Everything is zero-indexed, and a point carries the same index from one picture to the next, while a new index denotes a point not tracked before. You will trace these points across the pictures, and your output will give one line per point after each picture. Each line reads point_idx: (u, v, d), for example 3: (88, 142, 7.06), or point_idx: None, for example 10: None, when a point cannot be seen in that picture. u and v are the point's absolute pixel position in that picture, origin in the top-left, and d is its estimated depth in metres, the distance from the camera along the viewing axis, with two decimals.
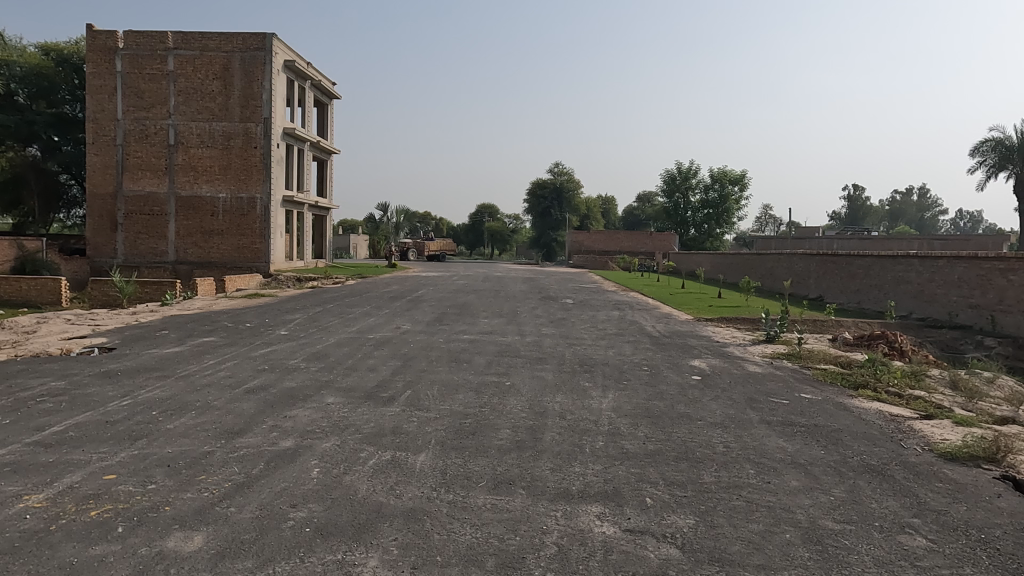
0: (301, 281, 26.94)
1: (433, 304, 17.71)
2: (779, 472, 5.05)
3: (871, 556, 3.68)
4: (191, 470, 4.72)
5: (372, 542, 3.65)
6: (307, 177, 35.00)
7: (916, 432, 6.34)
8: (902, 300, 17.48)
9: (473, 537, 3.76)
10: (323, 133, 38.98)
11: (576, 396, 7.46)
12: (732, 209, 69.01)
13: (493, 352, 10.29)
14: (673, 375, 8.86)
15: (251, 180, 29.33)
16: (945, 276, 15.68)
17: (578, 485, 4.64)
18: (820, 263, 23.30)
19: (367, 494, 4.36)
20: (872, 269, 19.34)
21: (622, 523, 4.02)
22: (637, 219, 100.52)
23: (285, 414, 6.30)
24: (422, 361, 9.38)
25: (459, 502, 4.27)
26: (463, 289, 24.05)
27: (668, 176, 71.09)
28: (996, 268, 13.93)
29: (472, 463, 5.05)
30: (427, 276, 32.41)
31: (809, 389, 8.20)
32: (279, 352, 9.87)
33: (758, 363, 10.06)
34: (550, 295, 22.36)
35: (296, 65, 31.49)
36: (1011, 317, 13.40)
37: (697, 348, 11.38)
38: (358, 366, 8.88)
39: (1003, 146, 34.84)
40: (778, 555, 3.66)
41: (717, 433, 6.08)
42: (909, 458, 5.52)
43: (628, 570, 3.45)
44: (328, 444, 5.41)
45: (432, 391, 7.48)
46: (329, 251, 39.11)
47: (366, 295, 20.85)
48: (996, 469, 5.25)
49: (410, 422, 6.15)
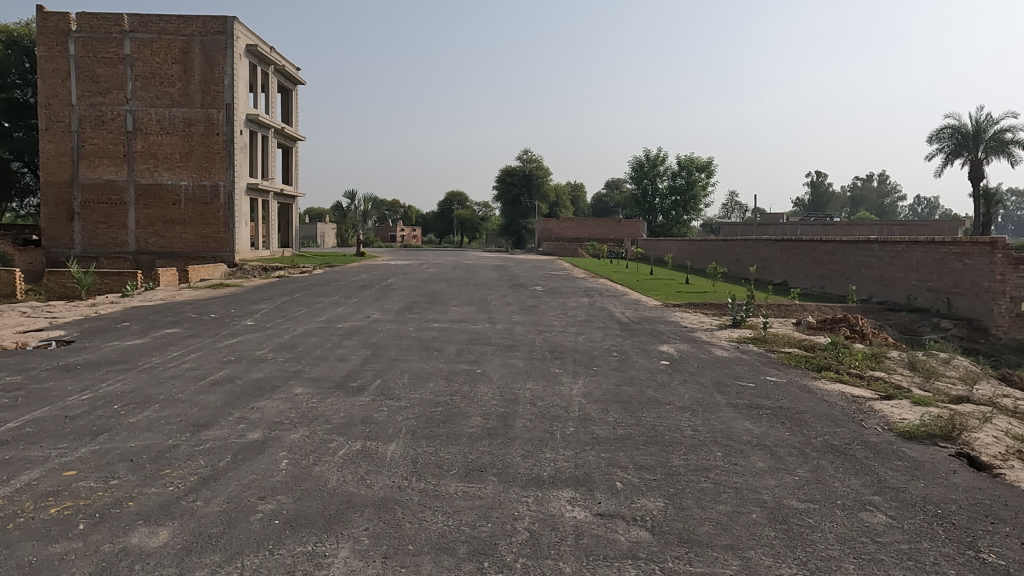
0: (268, 271, 26.47)
1: (403, 293, 17.61)
2: (745, 454, 5.15)
3: (834, 534, 3.78)
4: (155, 464, 4.61)
5: (343, 533, 3.63)
6: (272, 165, 34.40)
7: (876, 412, 6.53)
8: (864, 284, 17.90)
9: (445, 525, 3.76)
10: (287, 119, 38.24)
11: (546, 381, 7.52)
12: (699, 195, 69.82)
13: (464, 340, 10.27)
14: (642, 360, 8.94)
15: (214, 168, 28.73)
16: (905, 261, 16.05)
17: (550, 470, 4.66)
18: (785, 249, 23.72)
19: (337, 484, 4.33)
20: (835, 253, 19.71)
21: (593, 507, 4.06)
22: (605, 205, 100.89)
23: (253, 406, 6.20)
24: (393, 350, 9.30)
25: (430, 490, 4.25)
26: (432, 277, 23.90)
27: (636, 163, 71.60)
28: (952, 253, 14.34)
29: (443, 450, 5.05)
30: (395, 264, 32.18)
31: (774, 372, 8.41)
32: (246, 343, 9.70)
33: (724, 347, 10.24)
34: (521, 283, 22.31)
35: (259, 49, 30.87)
36: (966, 299, 13.82)
37: (666, 334, 11.50)
38: (327, 356, 8.77)
39: (959, 133, 35.80)
40: (745, 535, 3.73)
41: (685, 416, 6.19)
42: (870, 438, 5.67)
43: (600, 553, 3.48)
44: (297, 436, 5.33)
45: (403, 380, 7.45)
46: (296, 240, 38.55)
47: (334, 284, 20.55)
48: (952, 446, 5.44)
49: (381, 411, 6.12)
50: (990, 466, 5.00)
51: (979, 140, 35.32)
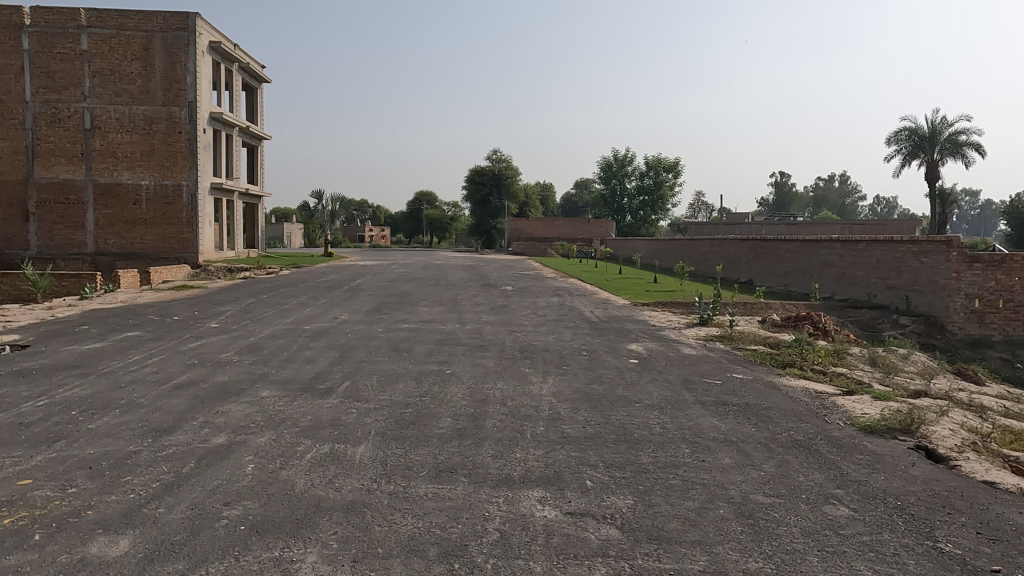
0: (233, 272, 26.00)
1: (371, 293, 17.47)
2: (713, 450, 5.22)
3: (798, 527, 3.85)
4: (116, 471, 4.49)
5: (311, 537, 3.58)
6: (237, 164, 33.79)
7: (839, 407, 6.68)
8: (826, 282, 18.31)
9: (415, 527, 3.73)
10: (252, 118, 37.62)
11: (516, 381, 7.53)
12: (666, 195, 70.65)
13: (434, 341, 10.24)
14: (611, 358, 9.01)
15: (177, 167, 28.13)
16: (866, 259, 16.46)
17: (520, 471, 4.66)
18: (750, 248, 24.14)
19: (305, 488, 4.27)
20: (799, 252, 20.12)
21: (564, 506, 4.07)
22: (574, 205, 101.43)
23: (218, 410, 6.09)
24: (361, 352, 9.20)
25: (399, 492, 4.22)
26: (402, 277, 23.76)
27: (604, 163, 72.11)
28: (910, 251, 14.75)
29: (412, 452, 5.01)
30: (363, 265, 31.88)
31: (740, 369, 8.55)
32: (210, 346, 9.53)
33: (692, 345, 10.37)
34: (491, 282, 22.30)
35: (223, 46, 30.33)
36: (923, 296, 14.23)
37: (634, 332, 11.62)
38: (294, 358, 8.65)
39: (916, 135, 36.82)
40: (713, 530, 3.79)
41: (654, 414, 6.25)
42: (833, 432, 5.80)
43: (570, 551, 3.50)
44: (263, 439, 5.25)
45: (371, 381, 7.38)
46: (261, 241, 37.95)
47: (302, 285, 20.27)
48: (911, 440, 5.59)
49: (349, 413, 6.05)
50: (947, 458, 5.15)
51: (935, 142, 36.42)
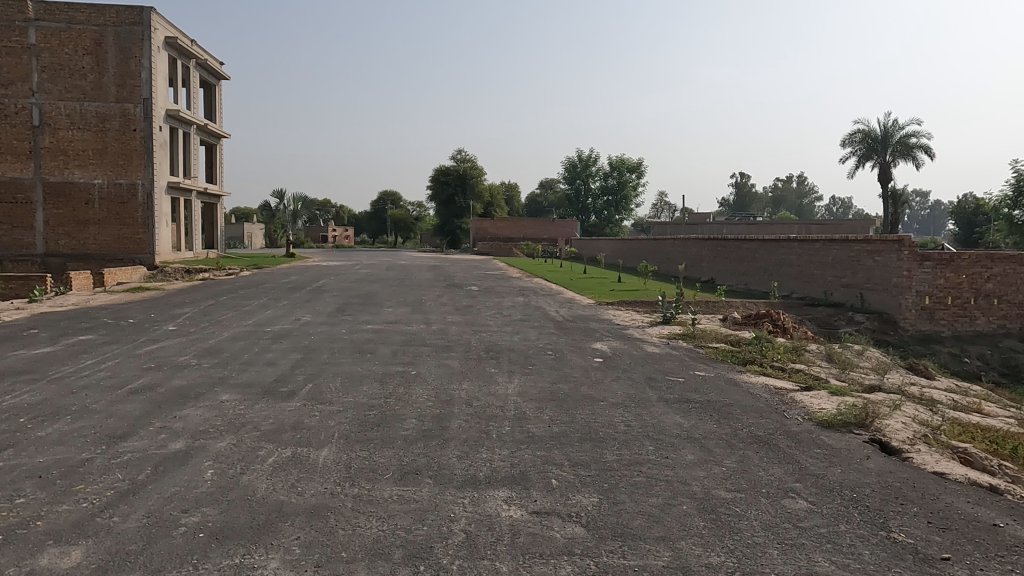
0: (191, 273, 25.37)
1: (335, 295, 17.25)
2: (676, 447, 5.29)
3: (760, 521, 3.93)
4: (67, 480, 4.34)
5: (273, 543, 3.51)
6: (195, 162, 33.01)
7: (797, 402, 6.84)
8: (785, 281, 18.72)
9: (379, 530, 3.69)
10: (210, 115, 36.79)
11: (482, 381, 7.51)
12: (630, 196, 71.47)
13: (398, 342, 10.15)
14: (576, 358, 9.07)
15: (131, 166, 27.35)
16: (822, 258, 16.89)
17: (486, 471, 4.66)
18: (711, 248, 24.55)
19: (266, 493, 4.18)
20: (758, 252, 20.54)
21: (529, 506, 4.08)
22: (539, 205, 101.75)
23: (176, 414, 5.93)
24: (324, 354, 9.07)
25: (364, 495, 4.18)
26: (366, 278, 23.51)
27: (569, 163, 72.52)
28: (864, 250, 15.19)
29: (377, 454, 4.97)
30: (326, 265, 31.40)
31: (702, 366, 8.69)
32: (167, 349, 9.28)
33: (655, 344, 10.50)
34: (456, 283, 22.20)
35: (179, 42, 29.59)
36: (877, 294, 14.67)
37: (599, 331, 11.72)
38: (255, 361, 8.48)
39: (869, 137, 37.91)
40: (676, 526, 3.84)
41: (618, 412, 6.30)
42: (792, 427, 5.94)
43: (535, 551, 3.50)
44: (223, 444, 5.14)
45: (335, 383, 7.28)
46: (221, 241, 37.13)
47: (263, 286, 19.88)
48: (866, 433, 5.76)
49: (312, 416, 5.96)
50: (899, 450, 5.32)
51: (887, 144, 37.55)
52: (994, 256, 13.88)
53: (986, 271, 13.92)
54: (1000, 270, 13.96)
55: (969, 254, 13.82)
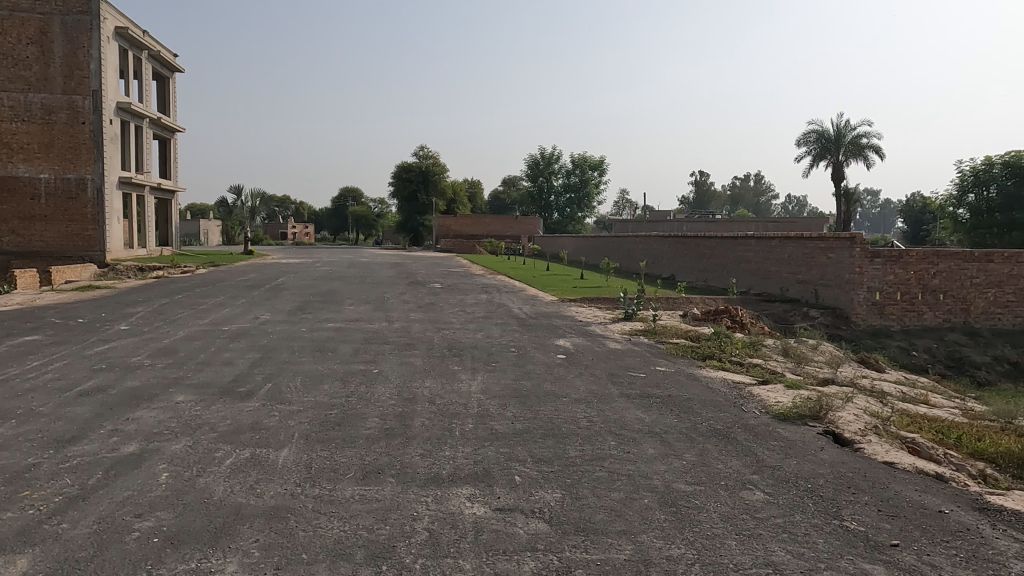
0: (144, 271, 24.64)
1: (295, 293, 16.95)
2: (637, 442, 5.36)
3: (718, 513, 4.01)
4: (12, 487, 4.17)
5: (231, 546, 3.44)
6: (148, 157, 32.04)
7: (755, 396, 7.00)
8: (743, 277, 19.11)
9: (341, 531, 3.65)
10: (164, 109, 35.76)
11: (445, 379, 7.48)
12: (592, 193, 72.06)
13: (360, 340, 10.03)
14: (539, 354, 9.10)
15: (80, 160, 26.40)
16: (778, 255, 17.29)
17: (449, 468, 4.64)
18: (672, 245, 24.91)
19: (224, 496, 4.09)
20: (717, 249, 20.91)
21: (493, 502, 4.08)
22: (502, 202, 101.78)
23: (128, 417, 5.76)
24: (284, 353, 8.91)
25: (325, 496, 4.12)
26: (326, 276, 23.17)
27: (532, 160, 72.65)
28: (818, 247, 15.59)
29: (338, 454, 4.90)
30: (285, 263, 30.85)
31: (663, 362, 8.81)
32: (120, 349, 9.00)
33: (617, 340, 10.61)
34: (418, 280, 22.08)
35: (130, 32, 28.65)
36: (830, 290, 15.09)
37: (562, 328, 11.79)
38: (212, 361, 8.30)
39: (823, 137, 38.92)
40: (637, 520, 3.89)
41: (581, 408, 6.35)
42: (749, 420, 6.07)
43: (499, 547, 3.51)
44: (178, 446, 5.01)
45: (295, 382, 7.15)
46: (175, 238, 36.14)
47: (220, 285, 19.44)
48: (820, 425, 5.93)
49: (271, 416, 5.86)
50: (852, 441, 5.49)
51: (840, 144, 38.65)
52: (940, 253, 14.40)
53: (933, 268, 14.44)
54: (946, 266, 14.49)
55: (916, 251, 14.32)
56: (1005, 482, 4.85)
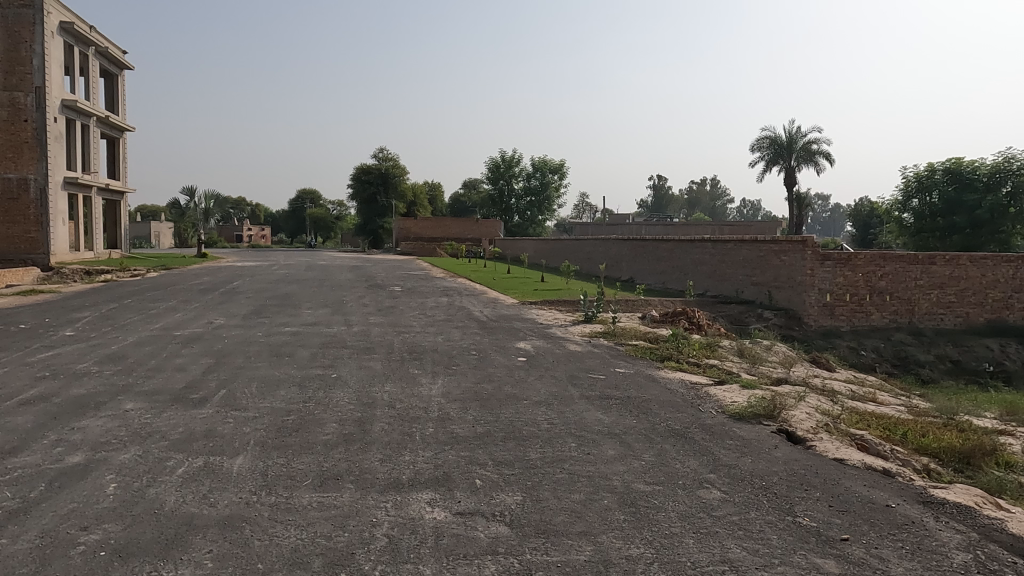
0: (92, 274, 23.80)
1: (251, 296, 16.58)
2: (598, 443, 5.40)
3: (676, 512, 4.07)
4: None
5: (183, 558, 3.35)
6: (95, 156, 30.98)
7: (711, 396, 7.13)
8: (699, 279, 19.47)
9: (298, 539, 3.58)
10: (112, 107, 34.66)
11: (405, 383, 7.41)
12: (552, 196, 72.55)
13: (318, 344, 9.87)
14: (499, 357, 9.10)
15: (22, 159, 25.37)
16: (734, 258, 17.67)
17: (409, 473, 4.60)
18: (631, 248, 25.21)
19: (176, 506, 3.98)
20: (675, 251, 21.24)
21: (453, 507, 4.06)
22: (462, 205, 101.56)
23: (73, 425, 5.55)
24: (239, 358, 8.71)
25: (282, 503, 4.04)
26: (283, 279, 22.74)
27: (492, 163, 72.66)
28: (772, 250, 15.99)
29: (296, 461, 4.81)
30: (241, 266, 30.18)
31: (623, 364, 8.91)
32: (65, 356, 8.67)
33: (578, 342, 10.69)
34: (378, 283, 21.83)
35: (76, 28, 27.70)
36: (783, 292, 15.49)
37: (522, 330, 11.82)
38: (164, 367, 8.07)
39: (776, 143, 39.95)
40: (597, 520, 3.92)
41: (542, 410, 6.38)
42: (706, 420, 6.19)
43: (459, 552, 3.49)
44: (127, 455, 4.85)
45: (250, 388, 7.00)
46: (124, 241, 35.00)
47: (172, 288, 18.89)
48: (774, 424, 6.08)
49: (226, 423, 5.71)
50: (804, 439, 5.64)
51: (792, 150, 39.77)
52: (886, 255, 14.92)
53: (880, 270, 14.95)
54: (892, 268, 15.02)
55: (864, 254, 14.82)
56: (947, 477, 5.05)
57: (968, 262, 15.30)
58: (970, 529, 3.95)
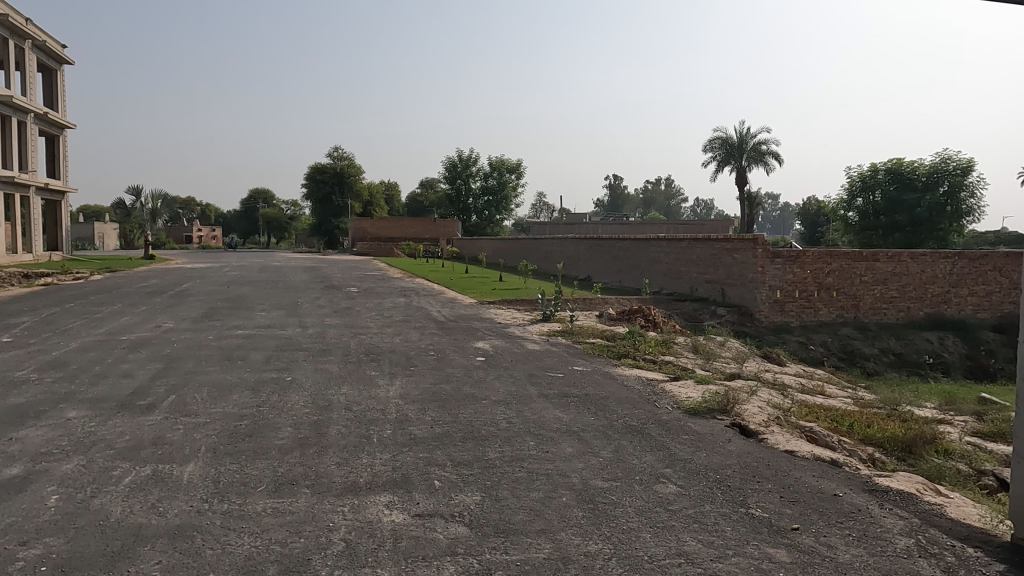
0: (31, 277, 22.81)
1: (201, 299, 16.13)
2: (556, 441, 5.44)
3: (633, 507, 4.12)
4: None
5: (130, 570, 3.24)
6: (33, 154, 29.70)
7: (667, 392, 7.25)
8: (655, 277, 19.77)
9: (251, 546, 3.50)
10: (51, 103, 33.29)
11: (362, 385, 7.32)
12: (510, 196, 72.67)
13: (272, 347, 9.68)
14: (458, 357, 9.07)
15: None
16: (688, 256, 18.00)
17: (366, 476, 4.55)
18: (588, 247, 25.42)
19: (122, 517, 3.84)
20: (631, 250, 21.52)
21: (411, 509, 4.03)
22: (420, 205, 100.87)
23: (11, 436, 5.31)
24: (189, 362, 8.47)
25: (235, 511, 3.94)
26: (235, 281, 22.20)
27: (449, 162, 72.30)
28: (724, 248, 16.34)
29: (249, 466, 4.70)
30: (190, 267, 29.30)
31: (581, 361, 8.98)
32: (1, 364, 8.29)
33: (536, 341, 10.72)
34: (334, 284, 21.50)
35: (10, 20, 26.51)
36: (735, 289, 15.85)
37: (480, 330, 11.80)
38: (109, 373, 7.79)
39: (727, 143, 40.84)
40: (555, 518, 3.94)
41: (501, 410, 6.38)
42: (662, 416, 6.29)
43: (418, 554, 3.47)
44: (70, 466, 4.66)
45: (201, 394, 6.81)
46: (66, 243, 33.65)
47: (117, 291, 18.24)
48: (727, 418, 6.22)
49: (176, 430, 5.55)
50: (756, 432, 5.78)
51: (743, 150, 40.73)
52: (833, 253, 15.41)
53: (827, 267, 15.44)
54: (838, 265, 15.51)
55: (812, 251, 15.28)
56: (891, 465, 5.26)
57: (909, 258, 15.95)
58: (912, 515, 4.11)
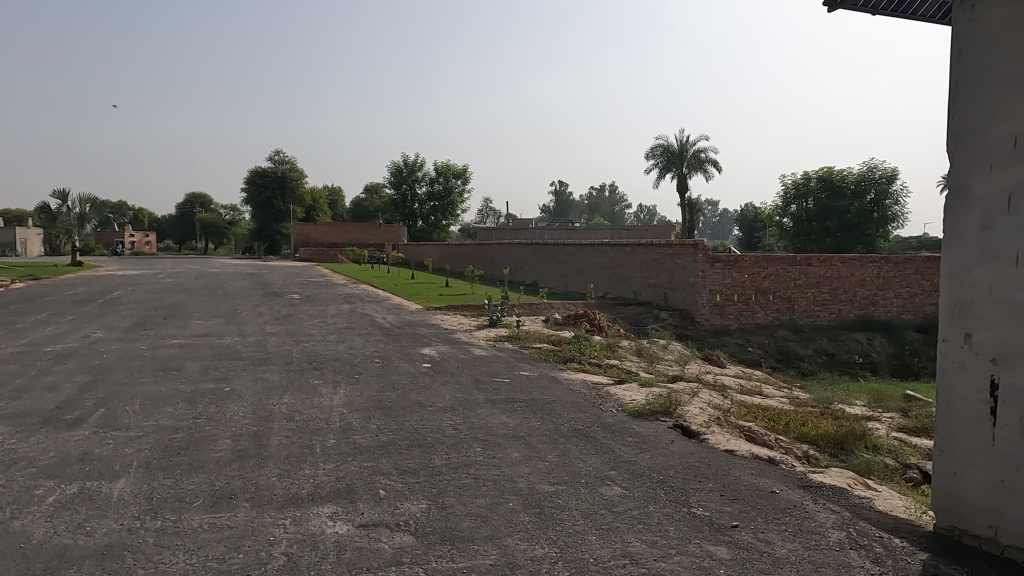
0: None
1: (133, 307, 15.46)
2: (502, 446, 5.44)
3: (579, 510, 4.16)
4: None
5: None
6: None
7: (612, 395, 7.35)
8: (600, 282, 20.07)
9: (187, 564, 3.38)
10: None
11: (305, 394, 7.15)
12: (456, 201, 72.53)
13: (210, 356, 9.36)
14: (403, 364, 8.96)
15: None
16: (631, 261, 18.33)
17: (309, 487, 4.44)
18: (534, 252, 25.58)
19: (45, 538, 3.63)
20: (576, 255, 21.77)
21: (356, 519, 3.96)
22: (364, 210, 99.54)
23: None
24: (120, 374, 8.09)
25: (169, 528, 3.79)
26: (170, 288, 21.38)
27: (394, 167, 71.38)
28: (666, 253, 16.72)
29: (185, 481, 4.53)
30: (121, 274, 28.07)
31: (527, 366, 9.02)
32: None
33: (483, 346, 10.71)
34: (275, 291, 20.97)
35: None
36: (678, 293, 16.22)
37: (427, 336, 11.70)
38: (31, 386, 7.36)
39: (669, 151, 41.85)
40: (502, 523, 3.94)
41: (447, 416, 6.34)
42: (607, 419, 6.37)
43: (363, 565, 3.40)
44: None
45: (133, 406, 6.52)
46: None
47: (41, 300, 17.29)
48: (670, 419, 6.35)
49: (105, 445, 5.29)
50: (697, 433, 5.93)
51: (683, 158, 41.79)
52: (769, 257, 15.96)
53: (764, 271, 15.97)
54: (775, 269, 16.07)
55: (749, 256, 15.78)
56: (824, 462, 5.47)
57: (839, 262, 16.66)
58: (843, 509, 4.29)
